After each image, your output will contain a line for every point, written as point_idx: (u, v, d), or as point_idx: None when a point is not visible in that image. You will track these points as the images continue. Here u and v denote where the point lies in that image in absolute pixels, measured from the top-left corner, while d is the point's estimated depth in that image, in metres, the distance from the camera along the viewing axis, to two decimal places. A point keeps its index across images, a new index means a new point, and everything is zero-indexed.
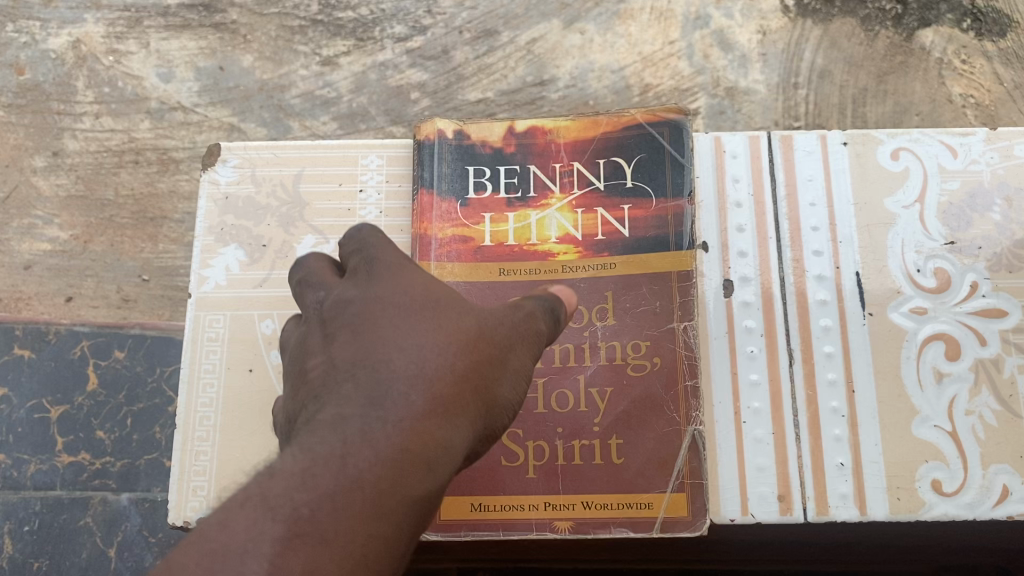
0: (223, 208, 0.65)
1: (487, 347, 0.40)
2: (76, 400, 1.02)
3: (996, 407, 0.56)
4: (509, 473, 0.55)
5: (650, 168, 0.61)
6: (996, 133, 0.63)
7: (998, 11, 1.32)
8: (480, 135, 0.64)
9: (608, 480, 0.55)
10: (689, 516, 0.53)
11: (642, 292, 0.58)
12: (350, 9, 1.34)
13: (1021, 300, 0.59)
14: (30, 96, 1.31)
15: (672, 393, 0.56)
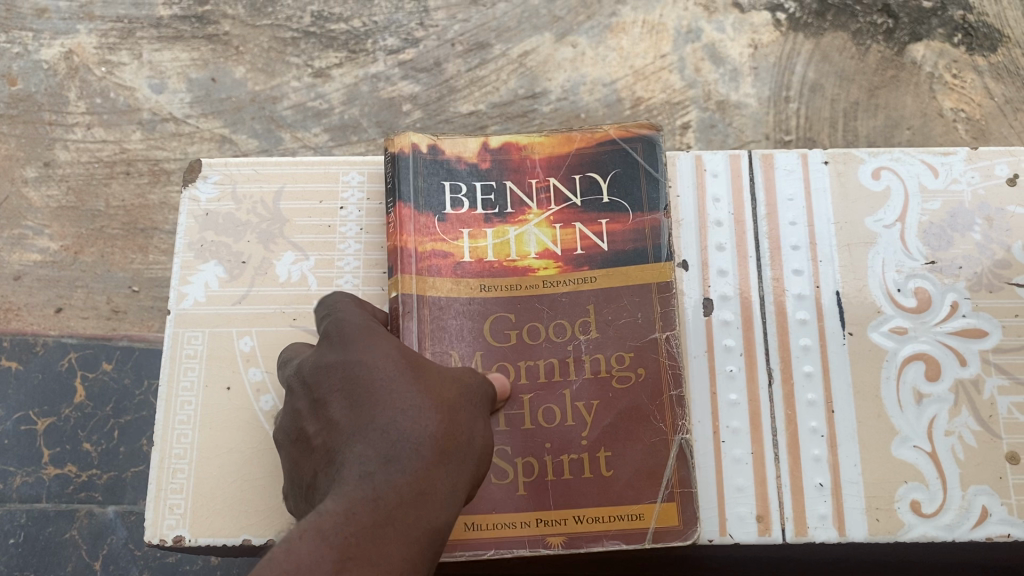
0: (202, 225, 0.65)
1: (458, 399, 0.51)
2: (63, 412, 1.01)
3: (975, 427, 0.59)
4: (499, 493, 0.57)
5: (626, 182, 0.65)
6: (977, 153, 0.66)
7: (989, 26, 1.33)
8: (454, 150, 0.66)
9: (598, 494, 0.57)
10: (680, 525, 0.56)
11: (623, 303, 0.61)
12: (342, 21, 1.33)
13: (1000, 321, 0.62)
14: (22, 106, 1.31)
15: (658, 406, 0.59)
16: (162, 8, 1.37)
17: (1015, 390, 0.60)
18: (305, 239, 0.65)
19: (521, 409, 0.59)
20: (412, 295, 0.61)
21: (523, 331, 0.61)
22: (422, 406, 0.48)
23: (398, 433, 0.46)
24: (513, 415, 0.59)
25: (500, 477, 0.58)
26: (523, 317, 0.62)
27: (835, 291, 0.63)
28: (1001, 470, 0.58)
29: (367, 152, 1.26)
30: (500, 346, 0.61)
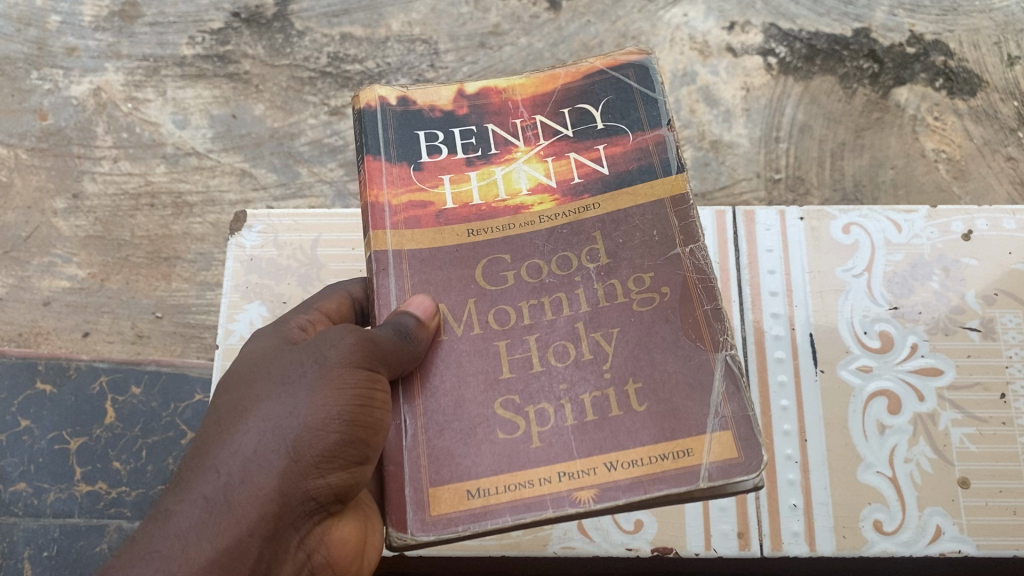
0: (248, 268, 0.78)
1: (289, 398, 0.55)
2: (94, 432, 1.08)
3: (931, 455, 0.71)
4: (514, 450, 0.52)
5: (621, 107, 0.61)
6: (937, 211, 0.80)
7: (969, 71, 1.40)
8: (427, 99, 0.62)
9: (632, 435, 0.52)
10: (738, 456, 0.50)
11: (633, 224, 0.57)
12: (357, 62, 1.40)
13: (954, 360, 0.74)
14: (53, 140, 1.38)
15: (694, 323, 0.54)
16: (185, 47, 1.43)
17: (967, 422, 0.72)
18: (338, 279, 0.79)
19: (527, 350, 0.55)
20: (389, 251, 0.58)
21: (522, 270, 0.57)
22: (250, 415, 0.55)
23: (246, 431, 0.55)
24: (518, 360, 0.55)
25: (510, 431, 0.53)
26: (519, 257, 0.57)
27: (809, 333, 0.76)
28: (952, 493, 0.70)
29: None
30: (495, 291, 0.57)
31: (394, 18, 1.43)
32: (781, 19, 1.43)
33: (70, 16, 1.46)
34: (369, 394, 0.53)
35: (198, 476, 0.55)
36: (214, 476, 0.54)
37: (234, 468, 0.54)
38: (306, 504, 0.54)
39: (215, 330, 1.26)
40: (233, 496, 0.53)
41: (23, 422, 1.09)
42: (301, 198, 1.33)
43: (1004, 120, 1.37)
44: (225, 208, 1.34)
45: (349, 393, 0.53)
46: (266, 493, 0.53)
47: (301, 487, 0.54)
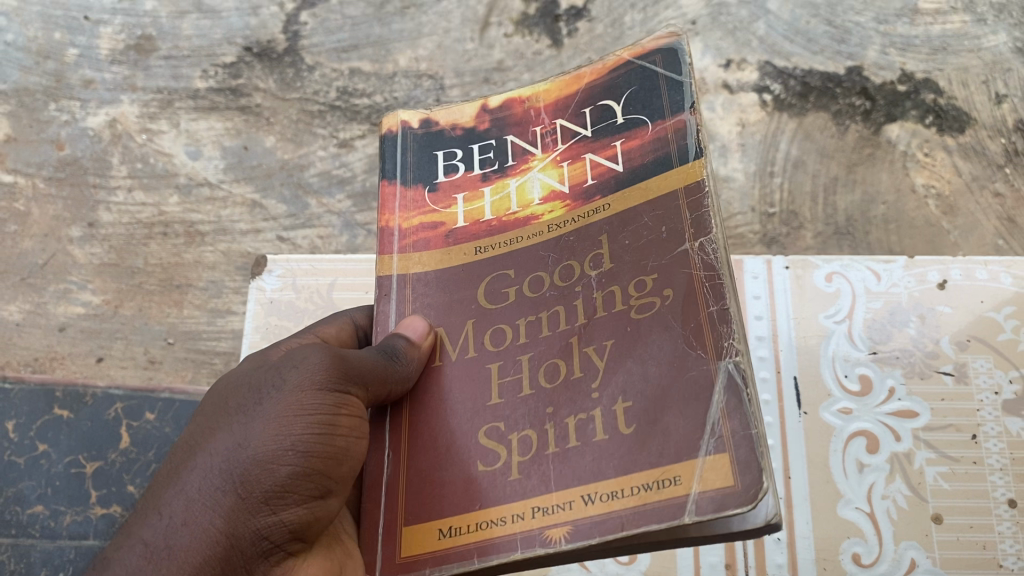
0: (268, 309, 0.84)
1: (243, 430, 0.55)
2: (110, 456, 1.14)
3: (907, 492, 0.75)
4: (493, 487, 0.52)
5: (644, 98, 0.60)
6: (914, 262, 0.85)
7: (958, 109, 1.42)
8: (449, 120, 0.66)
9: (613, 462, 0.49)
10: (731, 485, 0.44)
11: (643, 223, 0.55)
12: (365, 96, 1.45)
13: (930, 403, 0.78)
14: (69, 170, 1.42)
15: (696, 330, 0.50)
16: (199, 81, 1.48)
17: (941, 461, 0.76)
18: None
19: (523, 372, 0.55)
20: (395, 274, 0.63)
21: (526, 284, 0.58)
22: (204, 451, 0.56)
23: (202, 463, 0.55)
24: (507, 383, 0.55)
25: (491, 464, 0.53)
26: (523, 272, 0.59)
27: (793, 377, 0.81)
28: (927, 528, 0.73)
29: None
30: (495, 307, 0.58)
31: (401, 53, 1.47)
32: (777, 57, 1.47)
33: (88, 50, 1.50)
34: (330, 420, 0.55)
35: (154, 510, 0.55)
36: (164, 514, 0.54)
37: (185, 506, 0.54)
38: (259, 546, 0.54)
39: (225, 356, 1.30)
40: (178, 536, 0.53)
41: (41, 446, 1.16)
42: (310, 228, 1.37)
43: (992, 156, 1.39)
44: (236, 237, 1.38)
45: (307, 420, 0.54)
46: (212, 532, 0.53)
47: (251, 525, 0.53)
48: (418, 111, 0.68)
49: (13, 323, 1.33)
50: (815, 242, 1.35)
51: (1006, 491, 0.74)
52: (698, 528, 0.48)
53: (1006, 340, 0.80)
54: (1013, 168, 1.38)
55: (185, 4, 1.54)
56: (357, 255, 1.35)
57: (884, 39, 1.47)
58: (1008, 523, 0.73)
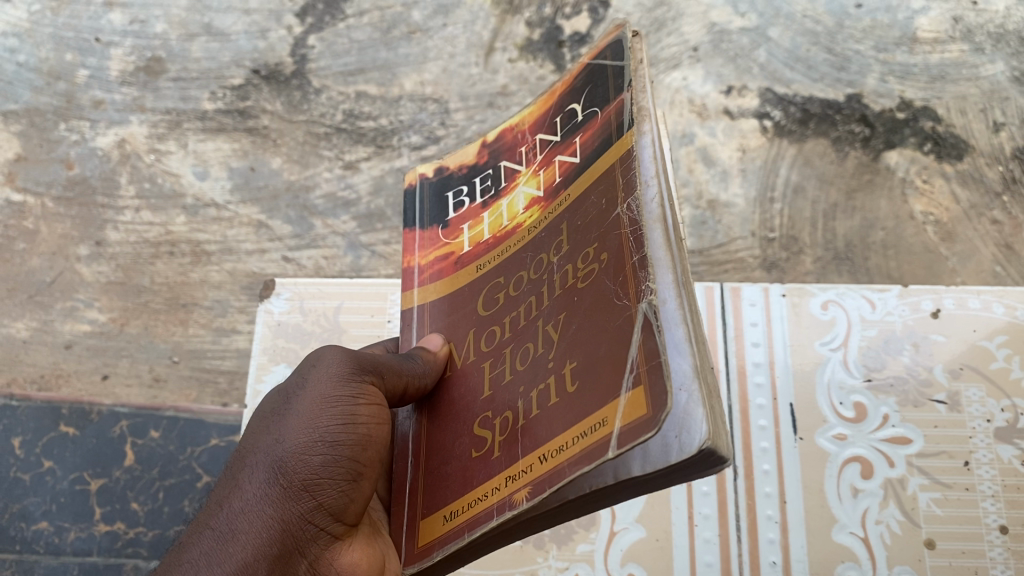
0: (275, 332, 0.86)
1: (276, 424, 0.54)
2: (114, 474, 1.20)
3: (900, 518, 0.76)
4: (480, 468, 0.50)
5: (596, 92, 0.55)
6: (908, 290, 0.86)
7: (956, 136, 1.44)
8: (458, 162, 0.67)
9: (565, 420, 0.44)
10: (647, 413, 0.38)
11: (592, 199, 0.51)
12: (371, 119, 1.47)
13: (923, 430, 0.79)
14: (78, 189, 1.44)
15: (623, 278, 0.44)
16: (207, 103, 1.50)
17: (934, 487, 0.77)
18: (360, 344, 0.86)
19: (503, 364, 0.54)
20: (415, 308, 0.65)
21: (509, 288, 0.56)
22: (245, 453, 0.55)
23: (243, 464, 0.54)
24: (494, 377, 0.54)
25: (479, 449, 0.52)
26: (510, 276, 0.57)
27: (788, 404, 0.82)
28: (919, 553, 0.75)
29: (390, 240, 1.39)
30: (486, 315, 0.58)
31: (407, 77, 1.49)
32: (777, 84, 1.48)
33: (98, 71, 1.52)
34: (354, 408, 0.54)
35: (202, 519, 0.53)
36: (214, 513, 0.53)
37: (234, 501, 0.53)
38: (307, 532, 0.52)
39: (229, 375, 1.31)
40: (230, 535, 0.51)
41: (46, 463, 1.21)
42: (315, 249, 1.39)
43: (990, 184, 1.41)
44: (242, 257, 1.40)
45: (335, 408, 0.53)
46: (263, 524, 0.51)
47: (296, 512, 0.52)
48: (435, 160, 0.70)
49: (21, 340, 1.35)
50: (814, 266, 1.36)
51: (997, 517, 0.75)
52: (663, 471, 0.41)
53: (998, 368, 0.81)
54: (1010, 196, 1.40)
55: (194, 26, 1.55)
56: (362, 275, 1.38)
57: (884, 67, 1.49)
58: (999, 550, 0.75)
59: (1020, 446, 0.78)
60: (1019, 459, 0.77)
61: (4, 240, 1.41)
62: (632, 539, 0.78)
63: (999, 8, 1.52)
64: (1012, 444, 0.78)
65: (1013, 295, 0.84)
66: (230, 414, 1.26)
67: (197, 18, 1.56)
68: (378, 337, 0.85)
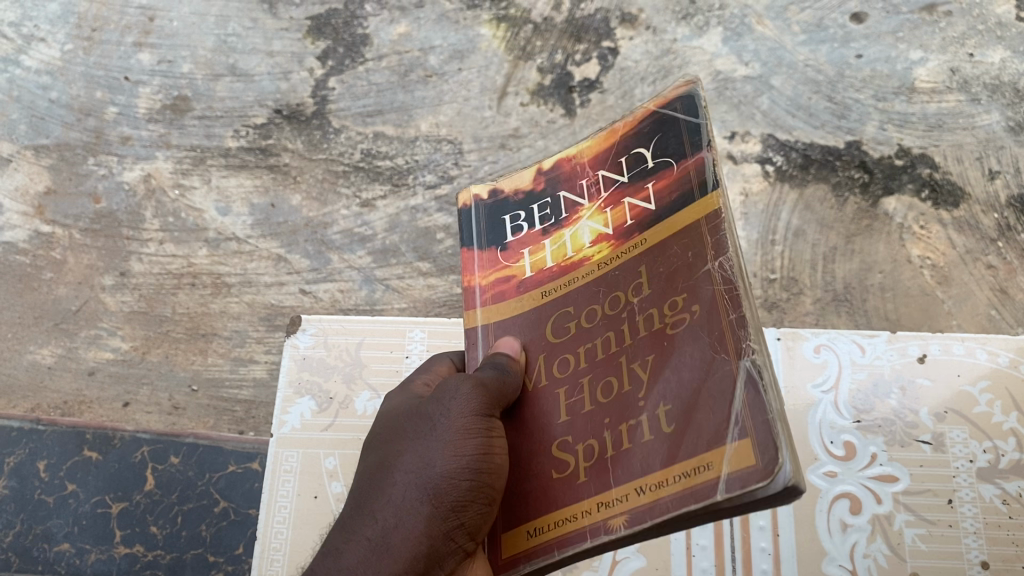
0: (300, 365, 0.91)
1: (430, 449, 0.63)
2: (135, 497, 1.27)
3: (886, 551, 0.81)
4: (568, 490, 0.57)
5: (667, 141, 0.62)
6: (895, 335, 0.91)
7: (953, 183, 1.47)
8: (512, 186, 0.72)
9: (662, 449, 0.52)
10: (754, 463, 0.47)
11: (670, 252, 0.58)
12: (387, 158, 1.52)
13: (908, 469, 0.84)
14: (104, 222, 1.49)
15: (720, 336, 0.52)
16: (230, 140, 1.55)
17: (919, 523, 0.82)
18: (379, 378, 0.91)
19: (581, 394, 0.60)
20: (479, 326, 0.69)
21: (584, 317, 0.62)
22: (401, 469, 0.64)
23: (404, 478, 0.63)
24: (573, 404, 0.60)
25: (560, 471, 0.59)
26: (579, 306, 0.63)
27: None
28: None
29: (403, 275, 1.45)
30: (556, 342, 0.63)
31: (422, 119, 1.55)
32: (779, 130, 1.52)
33: (127, 108, 1.58)
34: (490, 438, 0.61)
35: (363, 519, 0.63)
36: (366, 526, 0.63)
37: (392, 511, 0.62)
38: (447, 548, 0.61)
39: (246, 404, 1.36)
40: (394, 538, 0.62)
41: (70, 486, 1.28)
42: (331, 283, 1.45)
43: (985, 230, 1.44)
44: (261, 289, 1.45)
45: (480, 443, 0.61)
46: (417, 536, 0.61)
47: (443, 530, 0.61)
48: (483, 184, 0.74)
49: (46, 366, 1.40)
50: (814, 307, 1.40)
51: (979, 553, 0.80)
52: (745, 504, 0.48)
53: (980, 412, 0.86)
54: (1004, 242, 1.43)
55: (219, 67, 1.62)
56: (376, 310, 1.43)
57: (883, 116, 1.53)
58: None
59: (1001, 486, 0.83)
60: (1001, 499, 0.82)
61: (32, 269, 1.46)
62: (633, 567, 0.82)
63: (994, 60, 1.56)
64: (994, 484, 0.83)
65: (995, 342, 0.89)
66: (248, 442, 1.32)
67: (222, 59, 1.62)
68: (397, 371, 0.91)
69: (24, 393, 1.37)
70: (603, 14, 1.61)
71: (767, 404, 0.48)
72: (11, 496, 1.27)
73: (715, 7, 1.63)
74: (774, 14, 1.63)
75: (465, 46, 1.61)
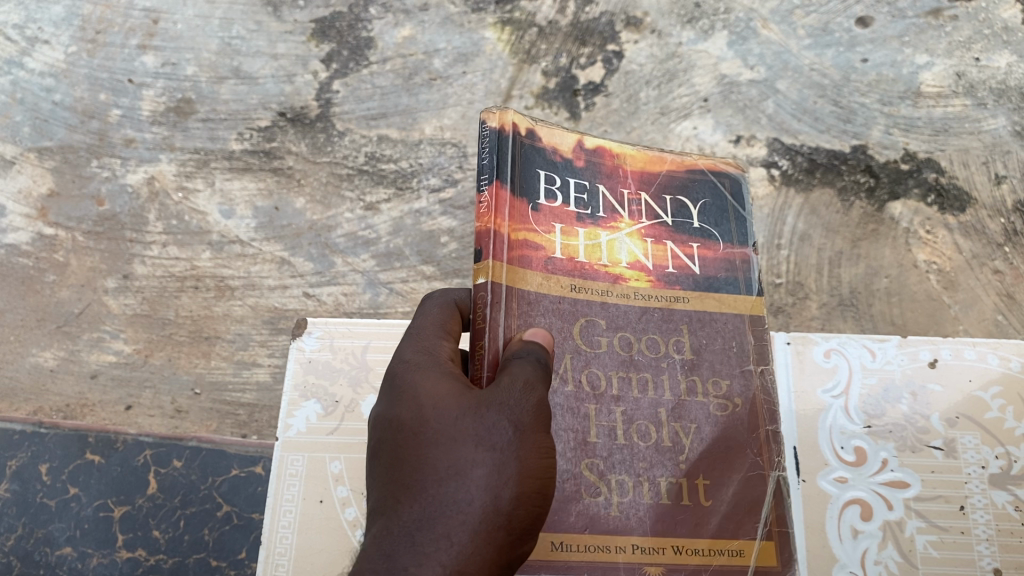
0: (306, 368, 0.90)
1: (497, 461, 0.56)
2: (138, 501, 1.27)
3: (897, 558, 0.80)
4: (601, 516, 0.63)
5: (715, 214, 0.75)
6: (906, 340, 0.90)
7: (959, 188, 1.46)
8: (552, 142, 0.70)
9: (699, 522, 0.64)
10: (775, 563, 0.65)
11: (714, 330, 0.70)
12: (391, 162, 1.52)
13: (919, 475, 0.84)
14: (108, 224, 1.49)
15: (756, 440, 0.68)
16: (234, 143, 1.55)
17: (930, 530, 0.81)
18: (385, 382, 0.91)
19: (619, 422, 0.65)
20: (502, 285, 0.62)
21: (617, 340, 0.67)
22: (461, 482, 0.55)
23: (468, 493, 0.55)
24: (607, 428, 0.65)
25: (595, 494, 0.63)
26: (615, 325, 0.68)
27: (791, 447, 0.85)
28: None
29: (407, 278, 1.44)
30: (592, 350, 0.66)
31: (427, 122, 1.55)
32: (785, 134, 1.52)
33: (130, 111, 1.58)
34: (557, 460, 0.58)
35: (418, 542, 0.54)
36: (428, 556, 0.53)
37: (460, 533, 0.54)
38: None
39: (249, 408, 1.35)
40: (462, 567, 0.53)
41: (72, 490, 1.27)
42: (335, 286, 1.44)
43: (992, 235, 1.43)
44: (264, 292, 1.44)
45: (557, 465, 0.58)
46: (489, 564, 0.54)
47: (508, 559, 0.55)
48: (521, 117, 0.69)
49: (48, 369, 1.39)
50: (820, 312, 1.39)
51: (991, 560, 0.80)
52: None
53: (992, 417, 0.86)
54: (1011, 247, 1.42)
55: (224, 70, 1.61)
56: (380, 313, 1.42)
57: (889, 120, 1.52)
58: None
59: (1013, 492, 0.83)
60: (1013, 505, 0.82)
61: (35, 272, 1.46)
62: None
63: (1000, 65, 1.56)
64: (1006, 490, 0.83)
65: (1007, 347, 0.90)
66: (251, 444, 1.31)
67: (226, 61, 1.62)
68: None
69: (24, 395, 1.37)
70: (608, 17, 1.61)
71: (787, 520, 0.67)
72: (13, 500, 1.27)
73: (720, 11, 1.63)
74: (779, 17, 1.62)
75: (470, 49, 1.61)
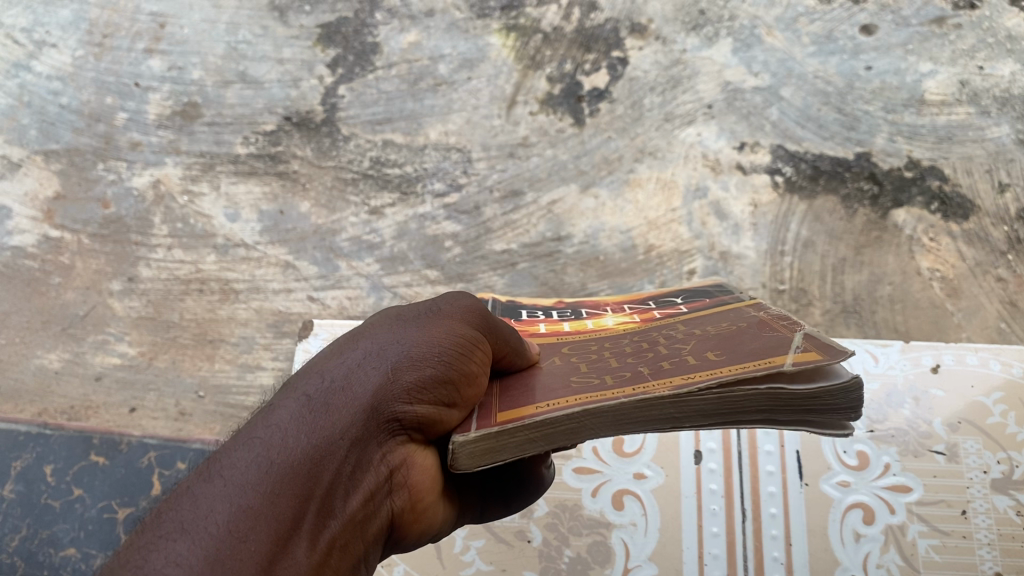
0: None
1: (405, 332, 0.56)
2: (141, 502, 1.24)
3: (900, 562, 0.84)
4: (584, 387, 0.53)
5: (699, 295, 0.72)
6: (909, 345, 0.96)
7: (962, 196, 1.46)
8: (534, 301, 0.79)
9: (707, 363, 0.51)
10: (821, 358, 0.48)
11: (710, 316, 0.64)
12: (396, 166, 1.52)
13: (920, 479, 0.88)
14: (113, 228, 1.50)
15: (771, 326, 0.56)
16: (240, 147, 1.56)
17: (932, 534, 0.85)
18: None
19: (609, 358, 0.59)
20: None
21: (605, 340, 0.64)
22: (364, 346, 0.56)
23: (370, 349, 0.55)
24: (594, 362, 0.59)
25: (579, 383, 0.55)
26: (602, 338, 0.65)
27: (795, 451, 0.92)
28: None
29: (411, 282, 1.43)
30: (576, 350, 0.64)
31: (432, 127, 1.55)
32: (789, 142, 1.52)
33: (136, 114, 1.59)
34: (473, 346, 0.56)
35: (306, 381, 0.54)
36: (309, 388, 0.53)
37: (347, 374, 0.54)
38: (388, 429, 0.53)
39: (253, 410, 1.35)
40: (336, 397, 0.52)
41: (76, 491, 1.26)
42: (339, 289, 1.43)
43: (995, 243, 1.42)
44: (268, 296, 1.44)
45: (468, 341, 0.56)
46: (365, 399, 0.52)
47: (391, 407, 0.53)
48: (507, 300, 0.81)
49: (53, 370, 1.40)
50: (822, 319, 1.38)
51: (993, 564, 0.83)
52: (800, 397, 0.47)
53: (994, 423, 0.90)
54: (1014, 255, 1.41)
55: (229, 74, 1.62)
56: None
57: (892, 127, 1.52)
58: None
59: (1015, 497, 0.86)
60: (1014, 510, 0.85)
61: (41, 274, 1.47)
62: None
63: (1004, 73, 1.56)
64: (1007, 495, 0.86)
65: (1009, 354, 0.94)
66: None
67: (232, 66, 1.63)
68: None
69: (30, 397, 1.38)
70: (613, 24, 1.62)
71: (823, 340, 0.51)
72: (17, 501, 1.26)
73: (724, 18, 1.63)
74: (784, 25, 1.63)
75: (475, 55, 1.62)
